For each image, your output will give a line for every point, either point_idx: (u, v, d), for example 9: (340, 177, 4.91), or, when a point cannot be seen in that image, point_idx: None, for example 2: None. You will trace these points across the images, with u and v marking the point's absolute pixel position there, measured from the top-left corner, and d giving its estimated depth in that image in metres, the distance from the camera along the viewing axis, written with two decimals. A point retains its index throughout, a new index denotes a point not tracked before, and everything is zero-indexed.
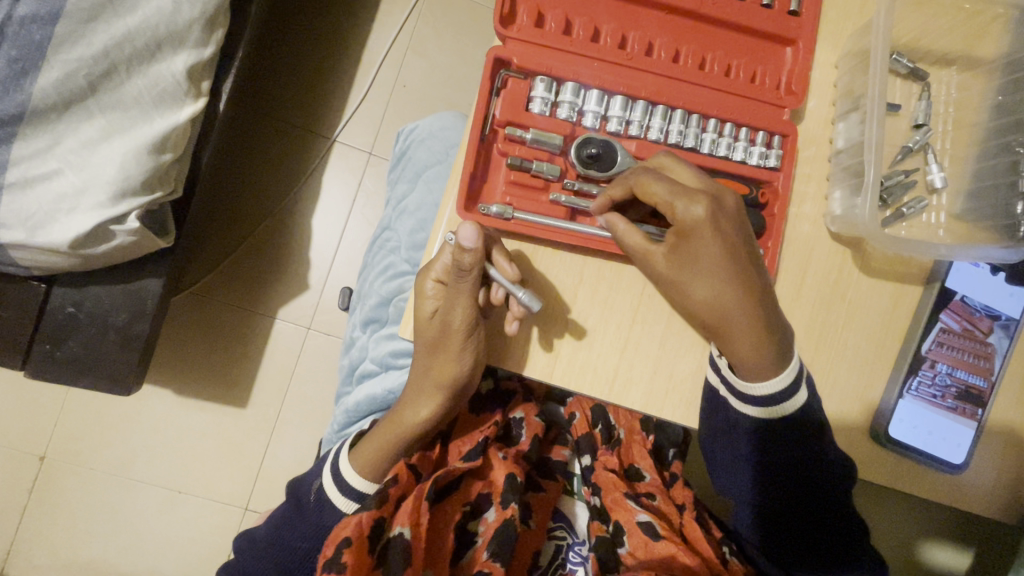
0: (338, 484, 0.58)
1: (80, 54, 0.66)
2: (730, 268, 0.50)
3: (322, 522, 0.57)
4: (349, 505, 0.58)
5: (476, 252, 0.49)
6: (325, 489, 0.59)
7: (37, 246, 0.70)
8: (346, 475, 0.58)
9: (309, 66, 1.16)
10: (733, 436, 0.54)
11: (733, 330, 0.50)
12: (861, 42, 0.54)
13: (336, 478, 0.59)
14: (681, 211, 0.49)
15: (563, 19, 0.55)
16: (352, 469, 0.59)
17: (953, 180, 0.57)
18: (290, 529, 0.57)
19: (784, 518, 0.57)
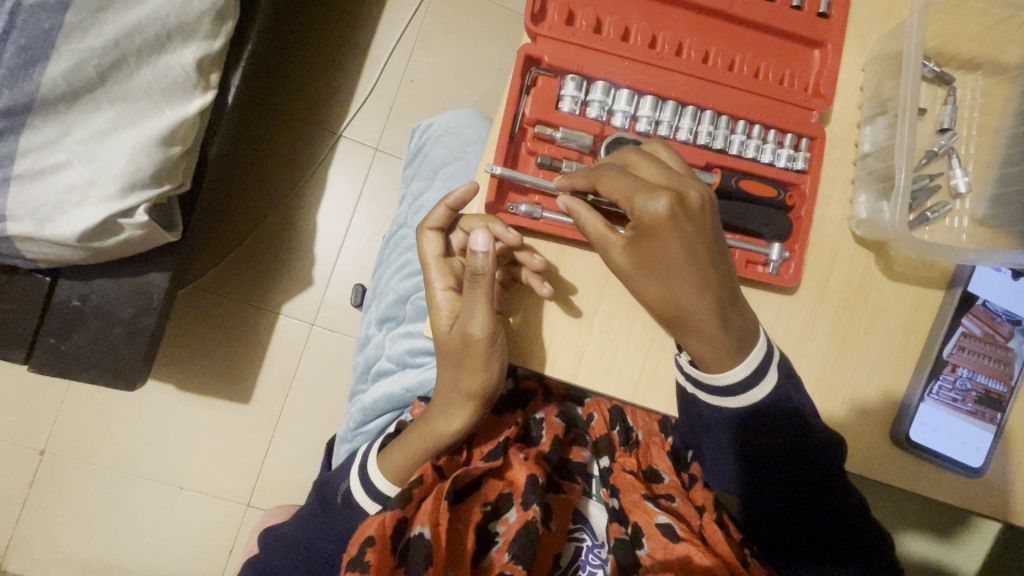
0: (365, 487, 0.58)
1: (89, 44, 0.64)
2: (687, 265, 0.48)
3: (347, 524, 0.57)
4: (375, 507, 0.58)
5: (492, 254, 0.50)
6: (352, 493, 0.59)
7: (45, 239, 0.69)
8: (375, 479, 0.58)
9: (318, 60, 1.15)
10: (730, 441, 0.54)
11: (702, 326, 0.49)
12: (889, 47, 0.54)
13: (364, 481, 0.58)
14: (640, 206, 0.46)
15: (593, 17, 0.54)
16: (380, 473, 0.58)
17: (976, 185, 0.57)
18: (314, 530, 0.57)
19: (779, 509, 0.56)
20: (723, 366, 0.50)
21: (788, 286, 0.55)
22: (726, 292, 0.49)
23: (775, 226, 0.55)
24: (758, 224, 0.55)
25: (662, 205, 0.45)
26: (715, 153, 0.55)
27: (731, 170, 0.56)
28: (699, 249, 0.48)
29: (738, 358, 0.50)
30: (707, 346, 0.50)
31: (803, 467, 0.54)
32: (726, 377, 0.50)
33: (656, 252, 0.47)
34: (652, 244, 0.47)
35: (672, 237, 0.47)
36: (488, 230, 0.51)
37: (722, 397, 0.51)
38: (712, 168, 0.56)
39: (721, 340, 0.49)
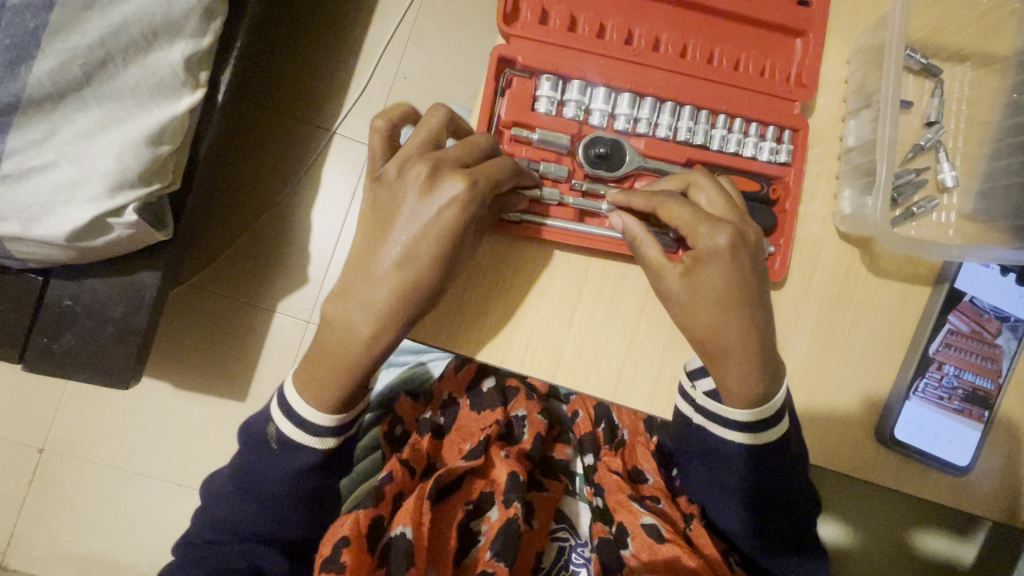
0: (288, 418, 0.49)
1: (73, 43, 0.64)
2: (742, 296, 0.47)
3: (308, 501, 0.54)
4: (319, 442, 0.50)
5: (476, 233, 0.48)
6: (284, 435, 0.50)
7: (33, 238, 0.69)
8: (306, 414, 0.49)
9: (307, 57, 1.15)
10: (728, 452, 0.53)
11: (727, 359, 0.48)
12: (873, 38, 0.53)
13: (285, 413, 0.49)
14: (702, 236, 0.47)
15: (567, 15, 0.53)
16: (298, 398, 0.49)
17: (964, 179, 0.56)
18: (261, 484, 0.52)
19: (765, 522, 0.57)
20: (743, 404, 0.50)
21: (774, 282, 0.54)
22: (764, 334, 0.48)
23: (760, 221, 0.53)
24: None
25: (721, 243, 0.47)
26: (696, 148, 0.54)
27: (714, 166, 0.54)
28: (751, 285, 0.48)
29: (761, 401, 0.49)
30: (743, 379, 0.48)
31: (791, 485, 0.54)
32: (736, 413, 0.51)
33: (712, 282, 0.47)
34: (704, 272, 0.48)
35: (726, 269, 0.47)
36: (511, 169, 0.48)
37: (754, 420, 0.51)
38: (694, 164, 0.55)
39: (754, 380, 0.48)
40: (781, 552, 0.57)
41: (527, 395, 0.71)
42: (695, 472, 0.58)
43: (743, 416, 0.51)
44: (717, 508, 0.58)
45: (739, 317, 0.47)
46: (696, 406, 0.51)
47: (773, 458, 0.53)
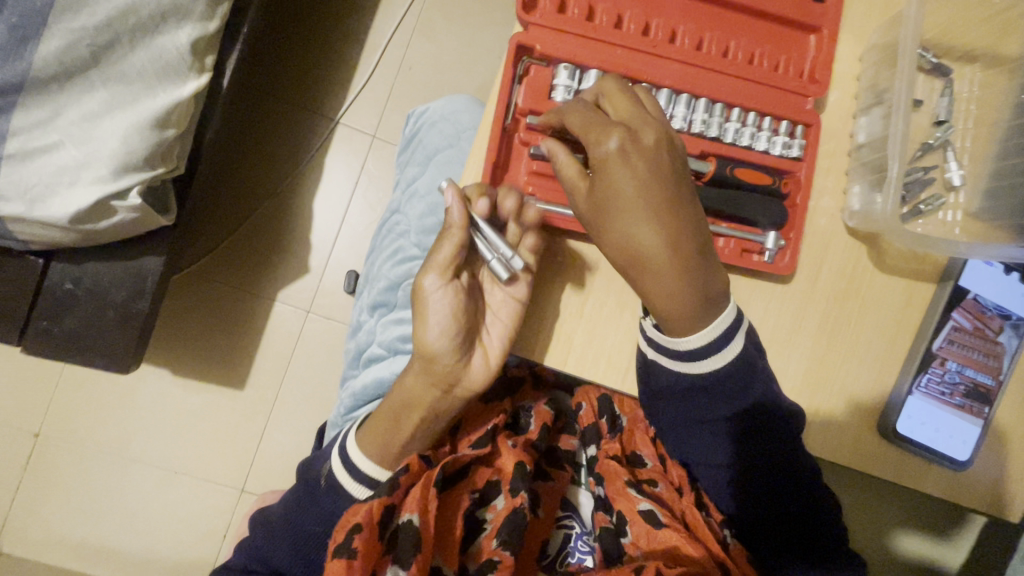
0: (348, 470, 0.57)
1: (81, 23, 0.63)
2: (642, 202, 0.45)
3: (337, 500, 0.57)
4: (361, 488, 0.57)
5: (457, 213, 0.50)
6: (334, 472, 0.57)
7: (36, 220, 0.69)
8: (360, 465, 0.57)
9: (313, 44, 1.14)
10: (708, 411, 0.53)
11: (652, 278, 0.46)
12: (886, 36, 0.53)
13: (346, 461, 0.57)
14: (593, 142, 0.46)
15: (586, 5, 0.54)
16: (360, 452, 0.57)
17: (971, 178, 0.57)
18: (303, 509, 0.57)
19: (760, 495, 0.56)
20: (680, 330, 0.49)
21: (784, 276, 0.55)
22: (671, 237, 0.45)
23: (772, 215, 0.54)
24: (754, 213, 0.54)
25: (611, 147, 0.45)
26: (710, 141, 0.55)
27: (727, 159, 0.55)
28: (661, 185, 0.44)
29: (696, 326, 0.48)
30: (667, 293, 0.46)
31: (781, 468, 0.54)
32: (684, 343, 0.49)
33: (606, 190, 0.45)
34: (607, 182, 0.45)
35: (623, 172, 0.45)
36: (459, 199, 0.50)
37: (698, 356, 0.50)
38: (708, 156, 0.55)
39: (683, 299, 0.46)
40: (770, 531, 0.57)
41: (533, 387, 0.72)
42: (669, 436, 0.57)
43: (692, 342, 0.49)
44: (704, 471, 0.58)
45: (652, 225, 0.45)
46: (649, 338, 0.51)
47: (762, 434, 0.53)
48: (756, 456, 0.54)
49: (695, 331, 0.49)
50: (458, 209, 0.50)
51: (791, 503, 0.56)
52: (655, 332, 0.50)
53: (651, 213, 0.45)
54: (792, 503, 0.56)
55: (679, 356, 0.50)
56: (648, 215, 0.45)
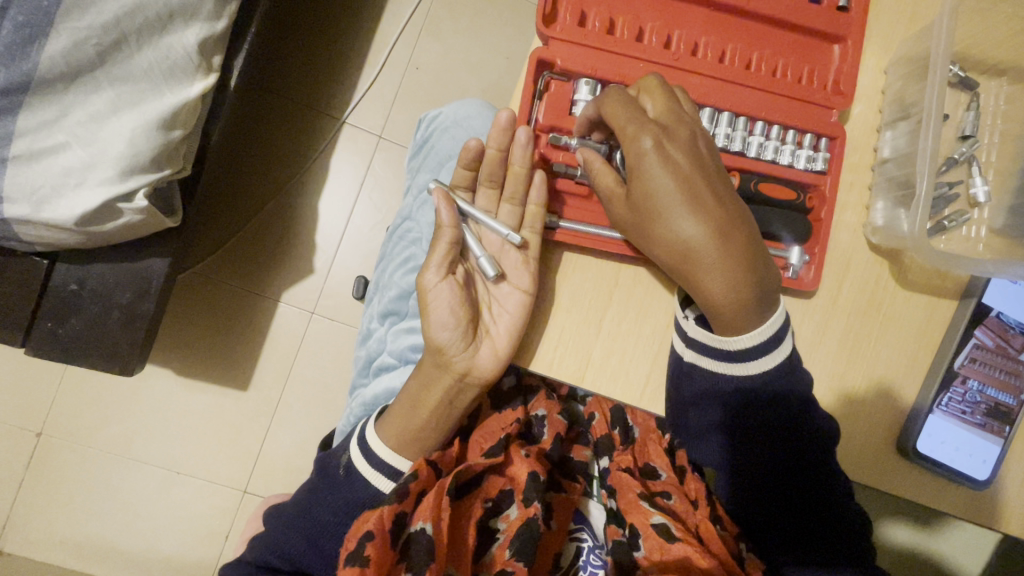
0: (365, 455, 0.56)
1: (88, 22, 0.62)
2: (685, 196, 0.45)
3: (352, 496, 0.55)
4: (380, 478, 0.55)
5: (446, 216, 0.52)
6: (354, 463, 0.56)
7: (42, 222, 0.68)
8: (378, 452, 0.55)
9: (321, 44, 1.13)
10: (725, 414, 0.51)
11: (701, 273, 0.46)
12: (914, 48, 0.52)
13: (365, 452, 0.56)
14: (630, 139, 0.46)
15: (607, 17, 0.53)
16: (380, 441, 0.56)
17: (996, 195, 0.56)
18: (318, 500, 0.55)
19: (786, 505, 0.54)
20: (732, 328, 0.48)
21: (810, 291, 0.54)
22: (717, 230, 0.45)
23: (795, 230, 0.53)
24: (776, 228, 0.53)
25: (644, 147, 0.45)
26: (733, 155, 0.54)
27: (750, 173, 0.54)
28: (699, 177, 0.46)
29: (749, 324, 0.47)
30: (724, 290, 0.46)
31: (812, 467, 0.52)
32: (738, 341, 0.48)
33: (646, 188, 0.46)
34: (646, 179, 0.46)
35: (661, 168, 0.45)
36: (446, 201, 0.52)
37: (744, 359, 0.49)
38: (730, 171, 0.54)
39: (742, 293, 0.46)
40: (789, 541, 0.54)
41: (547, 395, 0.71)
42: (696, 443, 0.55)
43: (740, 342, 0.48)
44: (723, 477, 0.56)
45: (700, 219, 0.45)
46: (687, 339, 0.50)
47: (784, 436, 0.52)
48: (781, 461, 0.53)
49: (751, 329, 0.48)
50: (445, 209, 0.51)
51: (816, 514, 0.54)
52: (706, 335, 0.48)
53: (697, 204, 0.45)
54: (817, 513, 0.54)
55: (728, 356, 0.49)
56: (692, 208, 0.45)
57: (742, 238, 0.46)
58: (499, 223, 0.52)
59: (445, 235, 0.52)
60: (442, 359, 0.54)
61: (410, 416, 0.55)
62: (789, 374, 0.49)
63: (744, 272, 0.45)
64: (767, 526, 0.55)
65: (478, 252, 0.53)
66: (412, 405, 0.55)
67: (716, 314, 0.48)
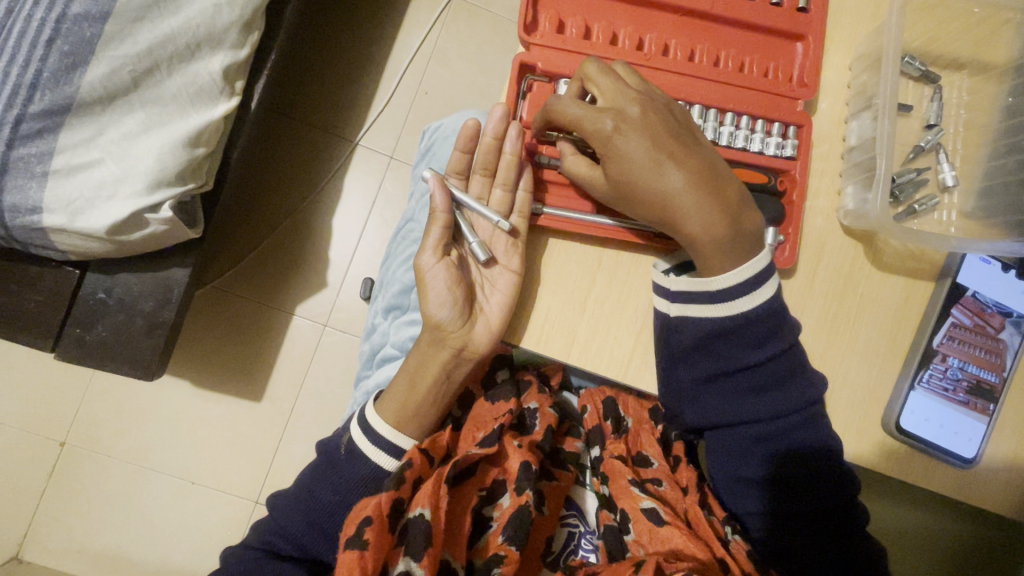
0: (366, 434, 0.58)
1: (125, 51, 0.70)
2: (650, 158, 0.49)
3: (351, 476, 0.57)
4: (378, 455, 0.57)
5: (441, 201, 0.56)
6: (354, 442, 0.58)
7: (76, 230, 0.73)
8: (373, 425, 0.58)
9: (334, 69, 1.21)
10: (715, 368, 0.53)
11: (679, 224, 0.50)
12: (872, 45, 0.56)
13: (364, 430, 0.58)
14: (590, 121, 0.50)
15: (582, 24, 0.58)
16: (378, 419, 0.58)
17: (964, 180, 0.58)
18: (320, 480, 0.58)
19: (781, 469, 0.55)
20: (715, 270, 0.52)
21: (783, 269, 0.57)
22: (682, 184, 0.49)
23: (768, 212, 0.56)
24: None
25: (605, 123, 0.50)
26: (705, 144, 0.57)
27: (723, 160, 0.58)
28: (663, 138, 0.50)
29: (733, 263, 0.51)
30: (703, 231, 0.50)
31: (808, 430, 0.53)
32: (720, 282, 0.51)
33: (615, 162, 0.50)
34: (613, 152, 0.50)
35: (626, 138, 0.49)
36: (441, 186, 0.56)
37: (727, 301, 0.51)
38: None
39: (727, 224, 0.50)
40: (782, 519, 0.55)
41: (539, 388, 0.71)
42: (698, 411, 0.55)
43: (727, 282, 0.51)
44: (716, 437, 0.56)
45: (667, 177, 0.49)
46: (675, 294, 0.53)
47: (774, 391, 0.53)
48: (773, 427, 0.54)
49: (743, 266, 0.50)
50: (441, 194, 0.56)
51: (807, 485, 0.54)
52: (688, 282, 0.52)
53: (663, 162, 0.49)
54: (809, 484, 0.54)
55: (717, 299, 0.51)
56: (658, 170, 0.49)
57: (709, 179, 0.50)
58: (488, 209, 0.56)
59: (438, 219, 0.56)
60: (439, 336, 0.58)
61: (408, 395, 0.58)
62: (777, 339, 0.52)
63: (721, 207, 0.50)
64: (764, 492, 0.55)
65: (471, 237, 0.56)
66: (409, 385, 0.58)
67: (702, 260, 0.52)
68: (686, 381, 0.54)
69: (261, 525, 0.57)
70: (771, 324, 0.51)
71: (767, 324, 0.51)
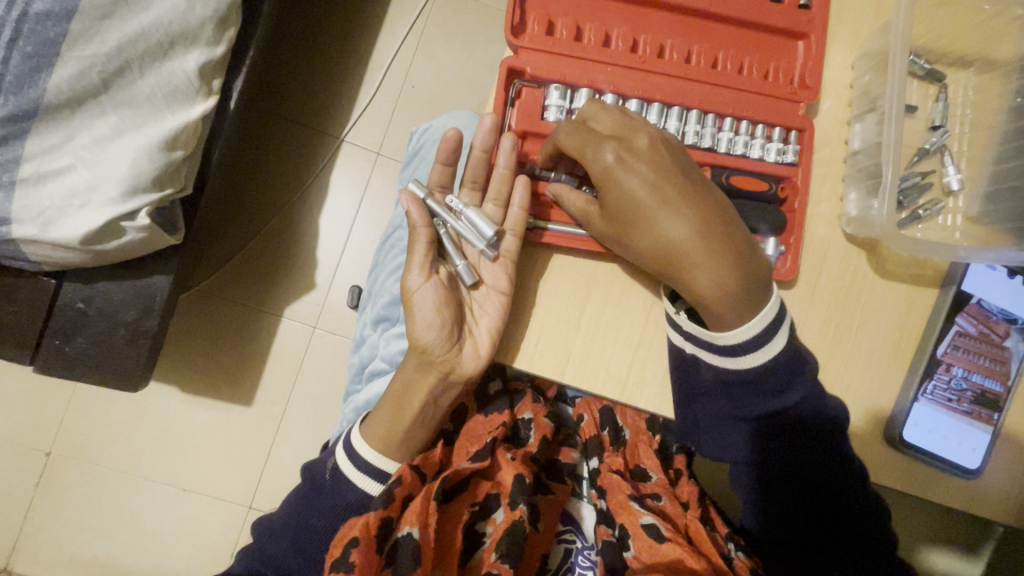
0: (353, 460, 0.56)
1: (92, 51, 0.66)
2: (656, 195, 0.47)
3: (341, 499, 0.55)
4: (366, 480, 0.55)
5: (419, 219, 0.53)
6: (341, 466, 0.56)
7: (48, 242, 0.70)
8: (360, 449, 0.56)
9: (317, 64, 1.17)
10: (738, 408, 0.51)
11: (692, 260, 0.46)
12: (876, 43, 0.54)
13: (351, 454, 0.56)
14: (591, 157, 0.48)
15: (574, 25, 0.55)
16: (366, 443, 0.56)
17: (970, 183, 0.56)
18: (308, 505, 0.56)
19: (795, 499, 0.54)
20: (725, 323, 0.48)
21: (786, 281, 0.54)
22: (689, 221, 0.46)
23: (770, 220, 0.54)
24: (753, 220, 0.54)
25: (608, 157, 0.48)
26: (704, 151, 0.55)
27: (722, 168, 0.55)
28: (671, 175, 0.47)
29: (744, 315, 0.47)
30: (713, 281, 0.46)
31: (821, 467, 0.52)
32: (730, 338, 0.48)
33: (619, 198, 0.48)
34: (614, 190, 0.48)
35: (630, 177, 0.47)
36: (417, 201, 0.53)
37: (735, 355, 0.48)
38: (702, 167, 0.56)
39: (725, 282, 0.46)
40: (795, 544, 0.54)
41: (533, 398, 0.70)
42: (716, 447, 0.53)
43: (737, 334, 0.47)
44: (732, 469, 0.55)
45: (678, 217, 0.46)
46: (686, 333, 0.50)
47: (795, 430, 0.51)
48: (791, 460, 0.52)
49: (748, 321, 0.47)
50: (417, 210, 0.53)
51: (820, 512, 0.53)
52: (696, 328, 0.49)
53: (666, 199, 0.47)
54: (824, 511, 0.53)
55: (717, 355, 0.49)
56: (664, 209, 0.47)
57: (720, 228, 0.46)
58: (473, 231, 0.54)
59: (420, 234, 0.53)
60: (425, 359, 0.55)
61: (396, 417, 0.56)
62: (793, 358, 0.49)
63: (731, 256, 0.46)
64: (773, 502, 0.54)
65: (458, 259, 0.54)
66: (396, 407, 0.56)
67: (710, 311, 0.47)
68: (705, 414, 0.52)
69: (248, 554, 0.55)
70: (788, 372, 0.48)
71: (784, 365, 0.48)
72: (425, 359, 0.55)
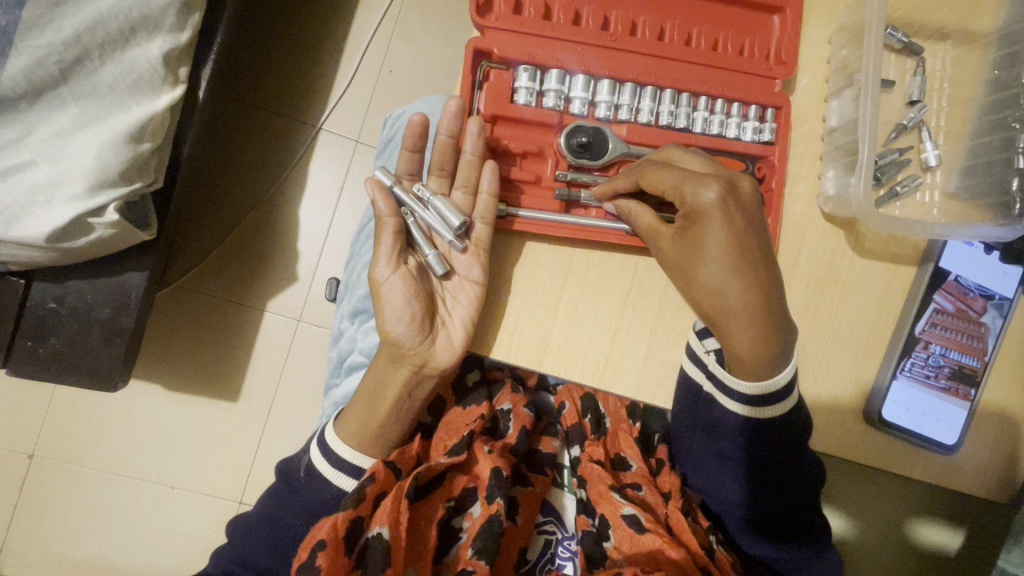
0: (328, 457, 0.55)
1: (47, 40, 0.62)
2: (734, 249, 0.48)
3: (317, 497, 0.54)
4: (340, 477, 0.55)
5: (386, 208, 0.52)
6: (314, 464, 0.55)
7: (11, 240, 0.66)
8: (333, 446, 0.55)
9: (289, 50, 1.13)
10: (723, 419, 0.53)
11: (733, 321, 0.48)
12: (853, 16, 0.52)
13: (324, 451, 0.55)
14: (690, 194, 0.48)
15: (543, 4, 0.54)
16: (339, 439, 0.55)
17: (947, 159, 0.56)
18: (283, 505, 0.55)
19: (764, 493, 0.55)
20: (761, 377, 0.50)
21: None
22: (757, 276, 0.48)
23: None
24: None
25: (708, 197, 0.47)
26: (679, 132, 0.54)
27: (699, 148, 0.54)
28: (740, 231, 0.48)
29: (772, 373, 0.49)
30: (753, 348, 0.48)
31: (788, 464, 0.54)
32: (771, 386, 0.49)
33: (711, 239, 0.48)
34: (698, 232, 0.48)
35: (718, 226, 0.47)
36: (382, 188, 0.52)
37: (762, 405, 0.50)
38: None
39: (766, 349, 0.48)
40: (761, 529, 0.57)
41: (513, 387, 0.69)
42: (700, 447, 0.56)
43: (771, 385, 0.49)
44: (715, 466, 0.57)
45: (733, 275, 0.48)
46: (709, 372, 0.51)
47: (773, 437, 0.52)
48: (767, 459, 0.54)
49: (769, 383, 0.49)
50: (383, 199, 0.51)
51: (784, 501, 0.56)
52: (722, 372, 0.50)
53: (735, 263, 0.48)
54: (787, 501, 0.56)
55: (747, 402, 0.51)
56: (718, 266, 0.48)
57: (751, 298, 0.48)
58: (440, 221, 0.52)
59: (386, 224, 0.52)
60: (396, 351, 0.54)
61: (371, 412, 0.55)
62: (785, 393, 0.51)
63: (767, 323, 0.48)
64: (743, 486, 0.56)
65: (427, 249, 0.53)
66: (369, 401, 0.55)
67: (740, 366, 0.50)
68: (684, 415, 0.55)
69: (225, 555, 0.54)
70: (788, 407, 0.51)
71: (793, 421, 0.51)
72: (399, 353, 0.54)
